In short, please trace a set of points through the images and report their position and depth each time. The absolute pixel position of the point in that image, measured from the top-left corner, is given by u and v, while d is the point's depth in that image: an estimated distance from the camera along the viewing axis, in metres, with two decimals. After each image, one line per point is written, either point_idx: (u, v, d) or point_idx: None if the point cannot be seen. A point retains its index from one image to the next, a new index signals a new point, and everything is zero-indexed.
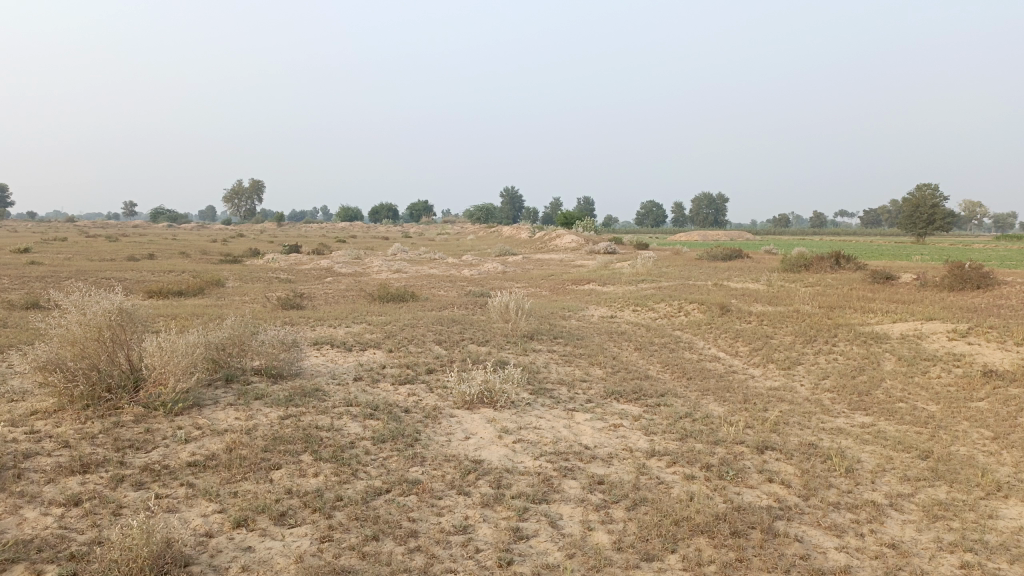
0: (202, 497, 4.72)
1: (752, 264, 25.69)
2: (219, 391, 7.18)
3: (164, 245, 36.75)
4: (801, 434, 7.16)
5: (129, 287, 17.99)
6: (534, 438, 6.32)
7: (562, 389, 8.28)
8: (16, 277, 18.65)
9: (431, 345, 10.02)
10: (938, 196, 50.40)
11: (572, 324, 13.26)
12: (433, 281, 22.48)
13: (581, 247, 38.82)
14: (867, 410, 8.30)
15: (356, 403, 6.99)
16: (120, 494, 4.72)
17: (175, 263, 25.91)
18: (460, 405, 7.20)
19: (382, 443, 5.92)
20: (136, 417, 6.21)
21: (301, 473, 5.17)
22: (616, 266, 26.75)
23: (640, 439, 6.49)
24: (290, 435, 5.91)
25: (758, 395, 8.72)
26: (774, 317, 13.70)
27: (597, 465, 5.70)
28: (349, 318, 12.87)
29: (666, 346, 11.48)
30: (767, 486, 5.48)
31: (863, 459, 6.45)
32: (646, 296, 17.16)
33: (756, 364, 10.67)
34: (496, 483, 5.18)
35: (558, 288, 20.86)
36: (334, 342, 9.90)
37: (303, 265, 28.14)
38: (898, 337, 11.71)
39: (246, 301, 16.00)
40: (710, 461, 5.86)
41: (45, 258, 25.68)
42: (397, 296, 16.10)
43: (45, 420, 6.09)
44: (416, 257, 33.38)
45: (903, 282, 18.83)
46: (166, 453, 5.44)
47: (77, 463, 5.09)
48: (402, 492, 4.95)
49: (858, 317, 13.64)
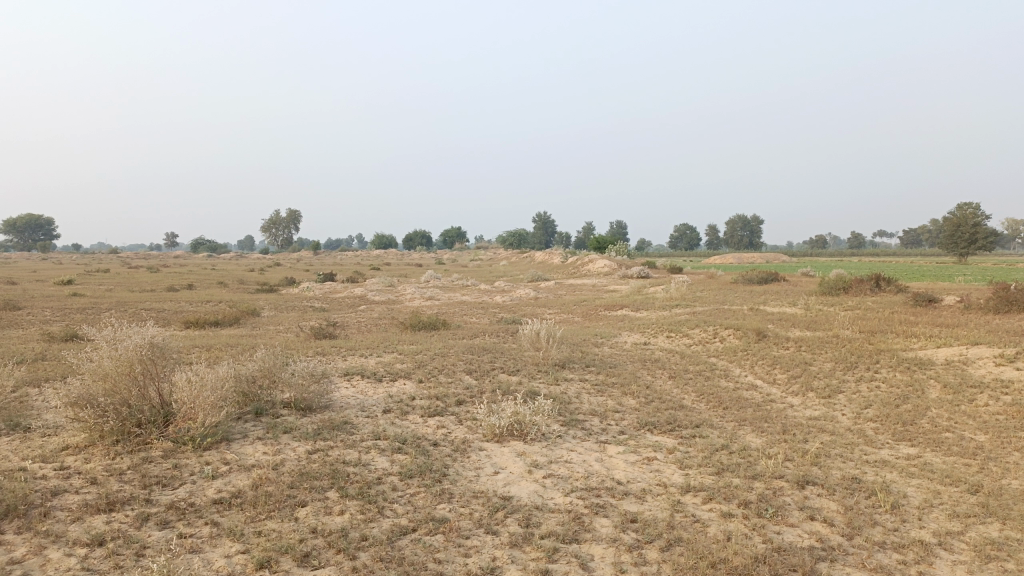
0: (226, 536, 4.65)
1: (788, 288, 25.24)
2: (248, 425, 7.15)
3: (202, 275, 37.42)
4: (843, 467, 6.90)
5: (167, 317, 18.26)
6: (565, 472, 6.17)
7: (594, 421, 8.12)
8: (58, 309, 19.06)
9: (461, 376, 9.93)
10: (981, 214, 49.20)
11: (605, 352, 13.08)
12: (465, 308, 22.45)
13: (614, 271, 38.57)
14: (912, 441, 7.98)
15: (384, 437, 6.90)
16: (145, 533, 4.67)
17: (213, 293, 26.28)
18: (489, 438, 7.08)
19: (410, 478, 5.82)
20: (165, 453, 6.20)
21: (326, 511, 5.09)
22: (649, 291, 26.48)
23: (674, 473, 6.30)
24: (317, 471, 5.83)
25: (797, 425, 8.45)
26: (813, 342, 13.37)
27: (630, 501, 5.53)
28: (381, 347, 12.85)
29: (701, 374, 11.24)
30: (808, 524, 5.25)
31: (909, 494, 6.18)
32: (680, 321, 16.91)
33: (794, 392, 10.38)
34: (525, 522, 5.04)
35: (591, 314, 20.70)
36: (365, 373, 9.86)
37: (337, 293, 28.37)
38: (943, 363, 11.32)
39: (279, 331, 16.11)
40: (747, 497, 5.64)
41: (88, 289, 26.28)
42: (429, 325, 16.07)
43: (76, 456, 6.10)
44: (449, 284, 33.46)
45: (946, 304, 18.32)
46: (193, 490, 5.40)
47: (104, 500, 5.07)
48: (429, 531, 4.83)
49: (900, 342, 13.25)
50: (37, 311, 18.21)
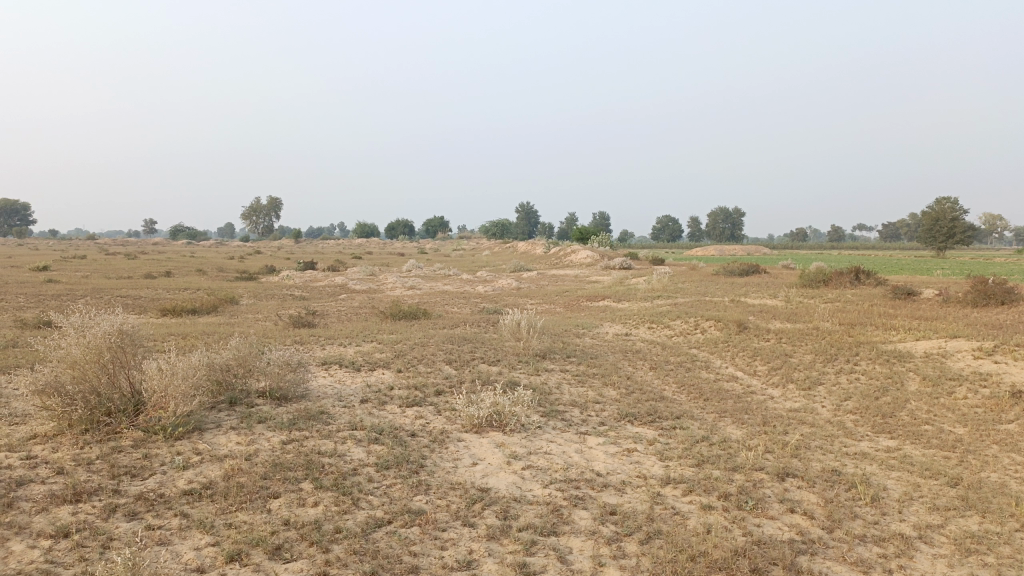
0: (196, 528, 4.52)
1: (769, 280, 25.30)
2: (222, 414, 7.01)
3: (181, 262, 37.06)
4: (824, 459, 6.87)
5: (143, 304, 18.00)
6: (544, 464, 6.09)
7: (574, 412, 8.04)
8: (31, 295, 18.73)
9: (440, 365, 9.82)
10: (959, 209, 49.64)
11: (587, 343, 13.03)
12: (446, 297, 22.29)
13: (597, 262, 38.60)
14: (891, 433, 7.98)
15: (360, 427, 6.79)
16: (112, 525, 4.53)
17: (191, 280, 25.93)
18: (468, 429, 6.99)
19: (386, 469, 5.71)
20: (135, 442, 6.05)
21: (300, 503, 4.97)
22: (630, 282, 26.48)
23: (654, 465, 6.23)
24: (291, 461, 5.71)
25: (778, 417, 8.43)
26: (794, 334, 13.39)
27: (609, 493, 5.46)
28: (360, 336, 12.70)
29: (682, 366, 11.21)
30: (789, 517, 5.21)
31: (889, 487, 6.16)
32: (662, 312, 16.88)
33: (775, 384, 10.38)
34: (503, 514, 4.95)
35: (573, 304, 20.64)
36: (343, 362, 9.72)
37: (317, 282, 28.08)
38: (922, 356, 11.36)
39: (258, 319, 15.90)
40: (728, 489, 5.59)
41: (63, 275, 25.90)
42: (410, 314, 15.94)
43: (43, 445, 5.94)
44: (430, 273, 33.30)
45: (925, 297, 18.44)
46: (163, 481, 5.26)
47: (70, 491, 4.92)
48: (404, 524, 4.73)
49: (879, 335, 13.29)
50: (11, 298, 17.89)
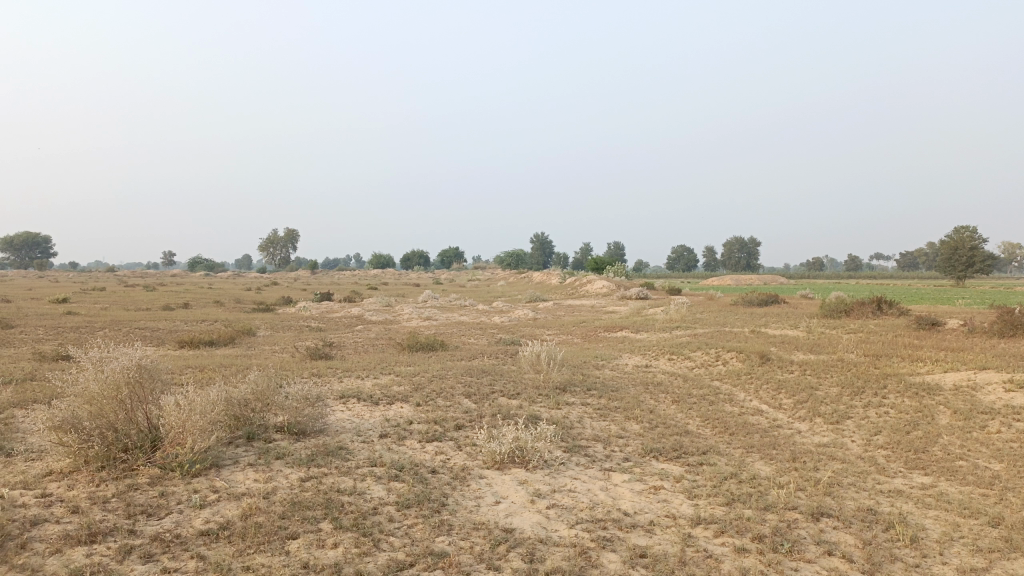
0: (213, 571, 4.39)
1: (789, 310, 25.02)
2: (239, 450, 6.89)
3: (199, 294, 37.22)
4: (857, 497, 6.64)
5: (161, 336, 17.98)
6: (569, 503, 5.91)
7: (597, 447, 7.86)
8: (50, 328, 18.78)
9: (460, 399, 9.68)
10: (978, 237, 49.07)
11: (606, 374, 12.84)
12: (463, 329, 22.17)
13: (612, 292, 38.41)
14: (925, 469, 7.73)
15: (380, 463, 6.64)
16: (127, 568, 4.41)
17: (208, 312, 26.00)
18: (489, 465, 6.82)
19: (407, 508, 5.55)
20: (151, 480, 5.94)
21: (319, 544, 4.83)
22: (648, 313, 26.26)
23: (683, 504, 6.04)
24: (310, 500, 5.57)
25: (806, 452, 8.20)
26: (818, 366, 13.14)
27: (638, 534, 5.27)
28: (378, 368, 12.58)
29: (705, 398, 11.00)
30: (826, 560, 5.00)
31: (927, 527, 5.92)
32: (682, 343, 16.66)
33: (801, 418, 10.14)
34: (529, 557, 4.77)
35: (590, 335, 20.45)
36: (361, 395, 9.60)
37: (334, 313, 28.08)
38: (951, 388, 11.07)
39: (275, 351, 15.81)
40: (761, 530, 5.39)
41: (82, 308, 26.00)
42: (427, 346, 15.81)
43: (59, 483, 5.84)
44: (446, 304, 33.25)
45: (950, 328, 18.11)
46: (179, 521, 5.14)
47: (85, 531, 4.80)
48: (427, 567, 4.57)
49: (906, 367, 13.01)
50: (30, 330, 17.97)
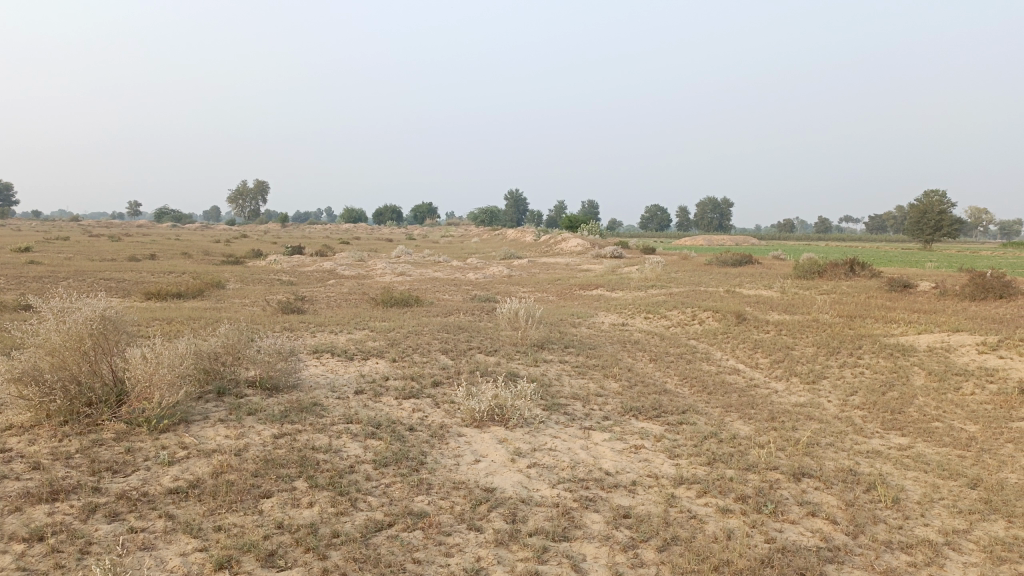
0: (182, 531, 4.20)
1: (763, 271, 25.10)
2: (209, 405, 6.68)
3: (167, 245, 36.42)
4: (837, 458, 6.63)
5: (127, 288, 17.53)
6: (550, 462, 5.80)
7: (576, 405, 7.76)
8: (11, 277, 18.22)
9: (436, 355, 9.51)
10: (947, 202, 49.63)
11: (584, 332, 12.75)
12: (437, 285, 21.92)
13: (587, 251, 38.29)
14: (902, 430, 7.75)
15: (356, 420, 6.46)
16: (92, 527, 4.20)
17: (176, 264, 25.47)
18: (468, 423, 6.69)
19: (385, 467, 5.40)
20: (117, 436, 5.72)
21: (294, 503, 4.66)
22: (622, 271, 26.23)
23: (665, 464, 5.96)
24: (284, 458, 5.39)
25: (785, 412, 8.20)
26: (793, 326, 13.16)
27: (621, 494, 5.18)
28: (352, 323, 12.35)
29: (683, 357, 10.96)
30: (810, 521, 4.97)
31: (907, 488, 5.92)
32: (658, 302, 16.61)
33: (778, 377, 10.14)
34: (511, 517, 4.65)
35: (566, 293, 20.36)
36: (335, 351, 9.39)
37: (306, 267, 27.67)
38: (925, 350, 11.13)
39: (245, 305, 15.47)
40: (745, 491, 5.33)
41: (45, 257, 25.30)
42: (402, 301, 15.59)
43: (20, 437, 5.60)
44: (420, 260, 32.95)
45: (921, 290, 18.27)
46: (147, 478, 4.93)
47: (46, 489, 4.58)
48: (407, 527, 4.43)
49: (880, 328, 13.08)
50: None
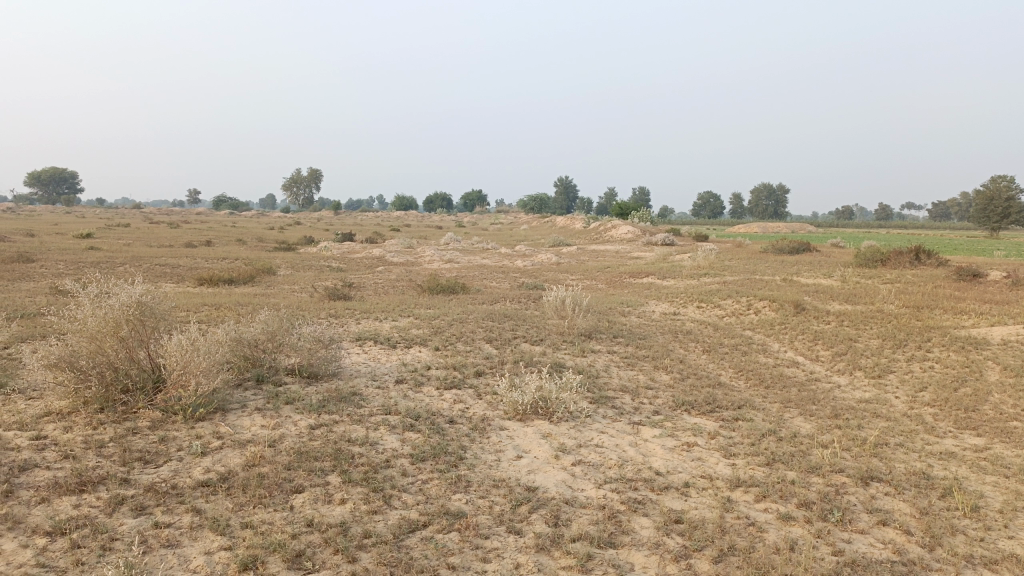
0: (208, 528, 4.01)
1: (821, 259, 24.18)
2: (248, 393, 6.53)
3: (223, 231, 37.01)
4: (907, 460, 6.15)
5: (180, 273, 17.72)
6: (596, 459, 5.48)
7: (625, 398, 7.41)
8: (70, 262, 18.61)
9: (480, 344, 9.25)
10: (1015, 188, 47.31)
11: (633, 322, 12.34)
12: (485, 272, 21.66)
13: (638, 238, 37.64)
14: (977, 430, 7.21)
15: (395, 412, 6.24)
16: (117, 522, 4.03)
17: (230, 250, 25.83)
18: (511, 416, 6.41)
19: (422, 462, 5.15)
20: (152, 424, 5.60)
21: (326, 499, 4.44)
22: (673, 259, 25.64)
23: (719, 464, 5.58)
24: (319, 450, 5.17)
25: (848, 409, 7.71)
26: (856, 317, 12.53)
27: (671, 497, 4.83)
28: (397, 310, 12.16)
29: (738, 349, 10.49)
30: (880, 531, 4.55)
31: (987, 495, 5.42)
32: (712, 291, 16.07)
33: (840, 371, 9.62)
34: (553, 520, 4.35)
35: (615, 281, 19.91)
36: (378, 338, 9.20)
37: (355, 253, 27.73)
38: (999, 343, 10.43)
39: (293, 291, 15.47)
40: (808, 496, 4.92)
41: (105, 243, 25.81)
42: (448, 288, 15.38)
43: (57, 423, 5.52)
44: (469, 247, 32.85)
45: (992, 280, 17.32)
46: (177, 470, 4.77)
47: (74, 480, 4.44)
48: (442, 529, 4.16)
49: (949, 319, 12.36)
50: (49, 264, 17.82)
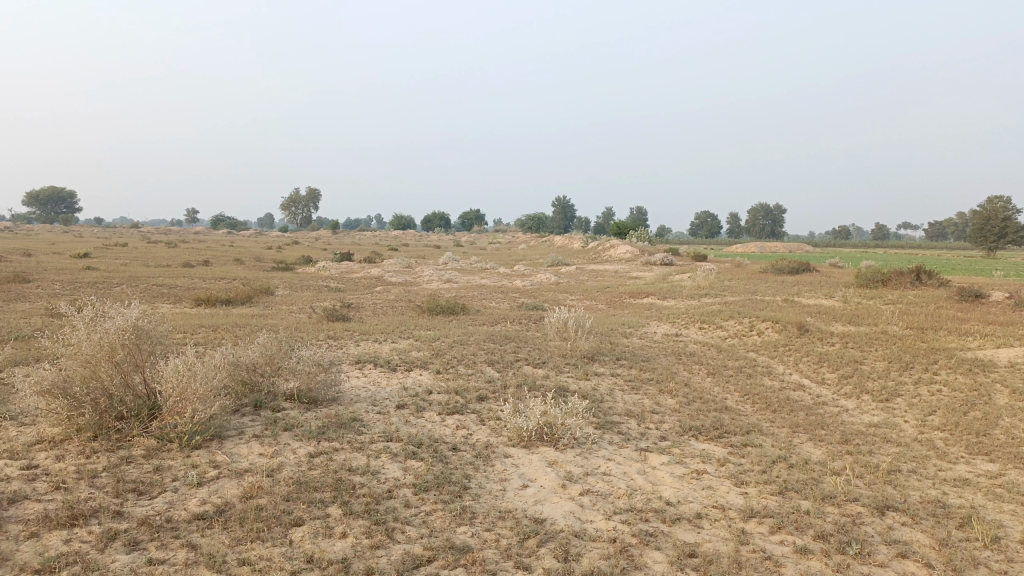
0: (204, 565, 3.85)
1: (821, 279, 24.07)
2: (246, 419, 6.38)
3: (220, 251, 36.89)
4: (921, 487, 6.00)
5: (177, 294, 17.58)
6: (605, 488, 5.33)
7: (631, 424, 7.27)
8: (67, 282, 18.45)
9: (482, 367, 9.11)
10: (1012, 208, 47.37)
11: (636, 343, 12.21)
12: (485, 292, 21.53)
13: (637, 258, 37.58)
14: (990, 455, 7.06)
15: (396, 439, 6.09)
16: (108, 558, 3.87)
17: (227, 270, 25.69)
18: (515, 443, 6.26)
19: (425, 492, 5.00)
20: (147, 452, 5.43)
21: (327, 533, 4.29)
22: (673, 279, 25.54)
23: (730, 493, 5.44)
24: (319, 480, 5.02)
25: (858, 434, 7.56)
26: (860, 338, 12.40)
27: (683, 529, 4.68)
28: (397, 332, 12.01)
29: (743, 371, 10.35)
30: (899, 564, 4.40)
31: (1006, 525, 5.27)
32: (713, 311, 15.95)
33: (847, 394, 9.48)
34: (563, 554, 4.19)
35: (615, 301, 19.80)
36: (378, 361, 9.06)
37: (353, 273, 27.57)
38: (1006, 366, 10.30)
39: (291, 312, 15.33)
40: (825, 528, 4.77)
41: (102, 263, 25.67)
42: (448, 309, 15.25)
43: (49, 452, 5.36)
44: (468, 267, 32.73)
45: (994, 300, 17.22)
46: (173, 502, 4.61)
47: (66, 513, 4.28)
48: (447, 565, 4.01)
49: (954, 341, 12.24)
50: (46, 284, 17.67)
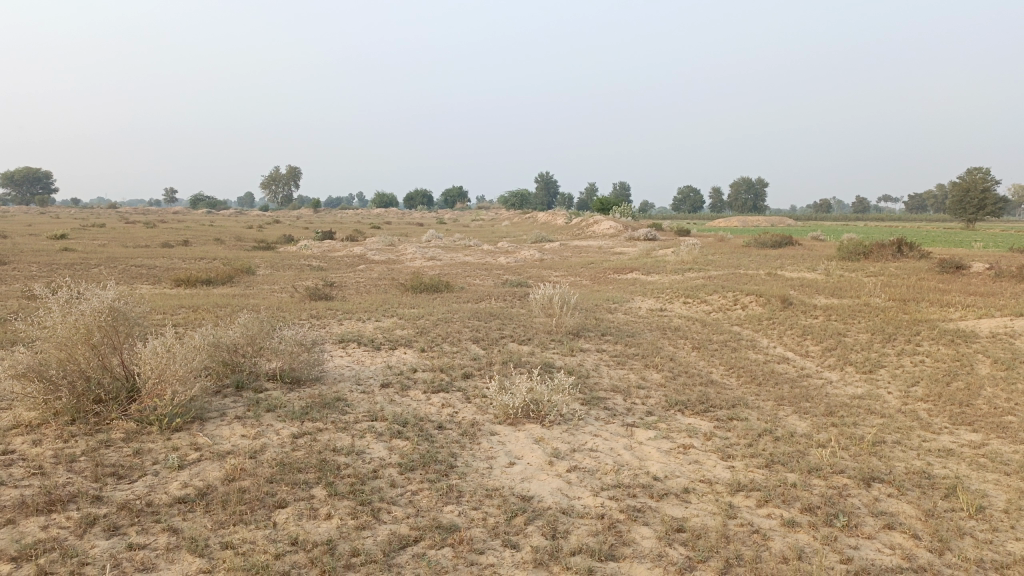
0: (186, 549, 3.77)
1: (804, 252, 24.15)
2: (227, 401, 6.28)
3: (200, 231, 36.42)
4: (906, 458, 6.03)
5: (156, 274, 17.33)
6: (592, 464, 5.30)
7: (617, 399, 7.24)
8: (43, 264, 18.14)
9: (467, 344, 9.04)
10: (991, 179, 47.67)
11: (621, 319, 12.19)
12: (468, 269, 21.42)
13: (620, 233, 37.52)
14: (973, 425, 7.10)
15: (381, 418, 6.02)
16: (88, 544, 3.79)
17: (207, 250, 25.39)
18: (501, 421, 6.21)
19: (411, 471, 4.94)
20: (127, 436, 5.34)
21: (312, 514, 4.22)
22: (657, 254, 25.55)
23: (718, 467, 5.42)
24: (303, 461, 4.95)
25: (843, 406, 7.59)
26: (844, 311, 12.44)
27: (671, 504, 4.66)
28: (380, 310, 11.91)
29: (728, 345, 10.35)
30: (887, 536, 4.41)
31: (990, 494, 5.30)
32: (697, 286, 15.95)
33: (831, 366, 9.51)
34: (550, 532, 4.16)
35: (599, 277, 19.77)
36: (361, 340, 8.96)
37: (336, 252, 27.34)
38: (988, 336, 10.37)
39: (273, 291, 15.16)
40: (812, 500, 4.77)
41: (79, 244, 25.26)
42: (432, 286, 15.14)
43: (25, 436, 5.25)
44: (451, 244, 32.53)
45: (975, 271, 17.34)
46: (153, 485, 4.52)
47: (43, 499, 4.18)
48: (434, 545, 3.96)
49: (936, 312, 12.32)
50: (21, 266, 17.36)
